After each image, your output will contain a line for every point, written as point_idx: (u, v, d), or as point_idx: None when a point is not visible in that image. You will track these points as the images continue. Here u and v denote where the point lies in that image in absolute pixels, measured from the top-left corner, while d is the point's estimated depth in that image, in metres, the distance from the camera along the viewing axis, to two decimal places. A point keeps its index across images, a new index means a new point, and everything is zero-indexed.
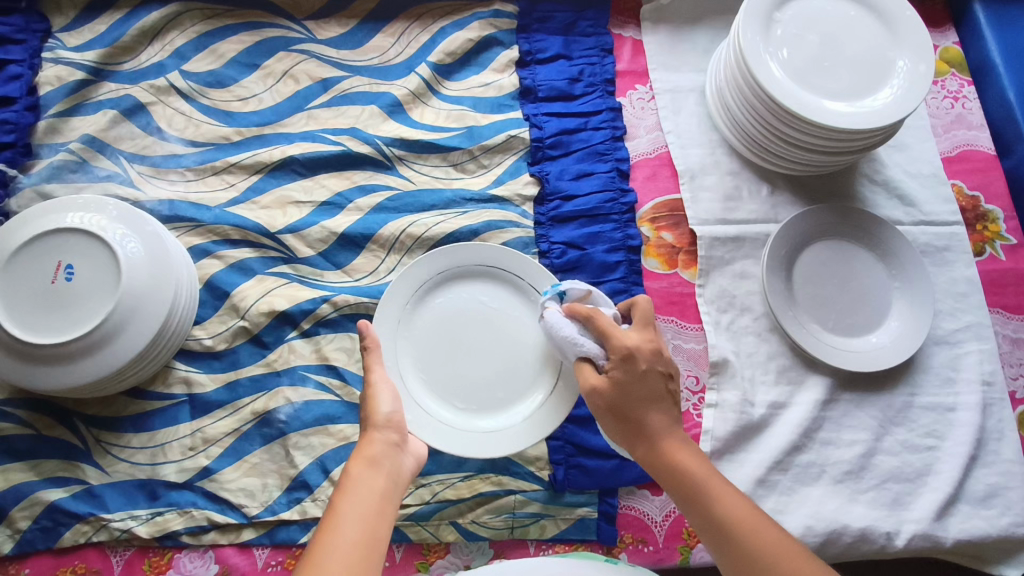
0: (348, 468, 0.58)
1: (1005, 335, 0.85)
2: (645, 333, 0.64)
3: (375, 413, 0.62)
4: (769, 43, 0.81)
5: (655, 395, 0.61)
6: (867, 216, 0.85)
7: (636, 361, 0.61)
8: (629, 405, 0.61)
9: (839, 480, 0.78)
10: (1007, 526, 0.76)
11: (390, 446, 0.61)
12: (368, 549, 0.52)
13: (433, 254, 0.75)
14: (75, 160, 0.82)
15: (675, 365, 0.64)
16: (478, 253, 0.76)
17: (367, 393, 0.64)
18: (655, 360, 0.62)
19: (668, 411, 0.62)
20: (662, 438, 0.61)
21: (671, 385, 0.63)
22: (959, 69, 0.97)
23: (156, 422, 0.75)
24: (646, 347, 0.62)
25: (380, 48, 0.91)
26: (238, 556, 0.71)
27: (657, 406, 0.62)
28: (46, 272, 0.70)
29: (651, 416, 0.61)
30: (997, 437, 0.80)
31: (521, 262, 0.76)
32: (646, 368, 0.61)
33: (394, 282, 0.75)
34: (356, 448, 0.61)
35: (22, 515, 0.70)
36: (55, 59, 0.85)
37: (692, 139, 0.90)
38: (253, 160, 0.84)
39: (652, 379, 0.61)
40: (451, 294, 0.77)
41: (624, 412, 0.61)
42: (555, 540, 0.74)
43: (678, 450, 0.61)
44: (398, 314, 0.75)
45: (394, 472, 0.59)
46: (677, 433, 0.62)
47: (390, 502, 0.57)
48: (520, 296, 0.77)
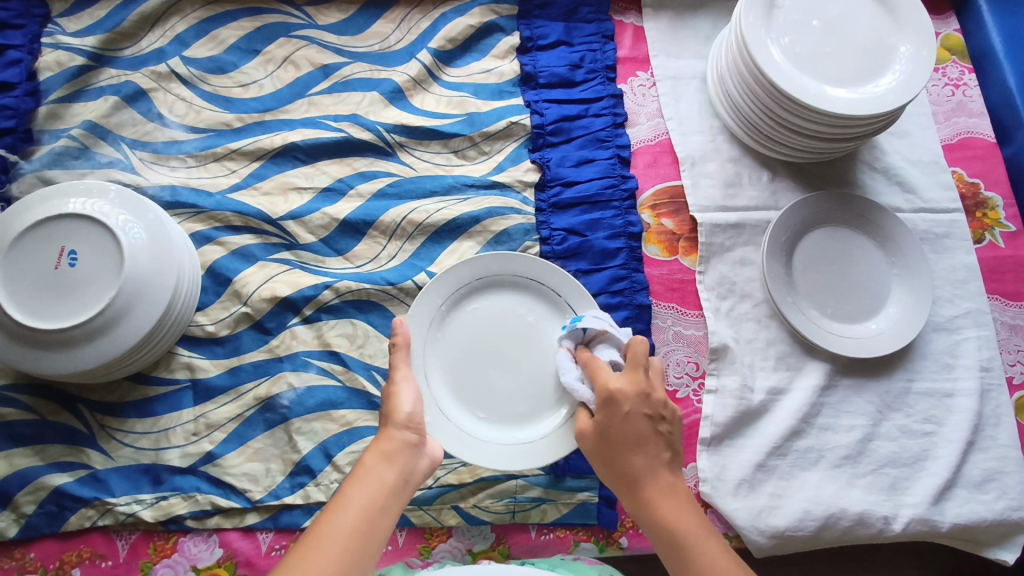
0: (363, 459, 0.59)
1: (1003, 322, 0.86)
2: (635, 374, 0.64)
3: (396, 409, 0.63)
4: (771, 30, 0.81)
5: (639, 440, 0.61)
6: (867, 203, 0.85)
7: (617, 405, 0.62)
8: (612, 451, 0.62)
9: (838, 465, 0.78)
10: (1003, 510, 0.77)
11: (407, 446, 0.61)
12: (363, 540, 0.54)
13: (473, 259, 0.76)
14: (76, 146, 0.82)
15: (667, 408, 0.63)
16: (517, 263, 0.77)
17: (390, 389, 0.65)
18: (638, 403, 0.62)
19: (655, 456, 0.62)
20: (649, 488, 0.60)
21: (659, 428, 0.62)
22: (960, 56, 0.97)
23: (160, 408, 0.75)
24: (629, 389, 0.63)
25: (380, 34, 0.90)
26: (242, 540, 0.72)
27: (642, 453, 0.61)
28: (49, 258, 0.70)
29: (637, 463, 0.61)
30: (994, 422, 0.81)
31: (561, 281, 0.76)
32: (626, 412, 0.62)
33: (431, 284, 0.75)
34: (374, 440, 0.61)
35: (27, 499, 0.71)
36: (54, 44, 0.85)
37: (693, 126, 0.90)
38: (254, 146, 0.84)
39: (634, 424, 0.62)
40: (487, 302, 0.77)
41: (609, 457, 0.62)
42: (555, 525, 0.75)
43: (666, 501, 0.60)
44: (431, 315, 0.75)
45: (407, 470, 0.60)
46: (666, 482, 0.61)
47: (396, 499, 0.58)
48: (556, 313, 0.77)
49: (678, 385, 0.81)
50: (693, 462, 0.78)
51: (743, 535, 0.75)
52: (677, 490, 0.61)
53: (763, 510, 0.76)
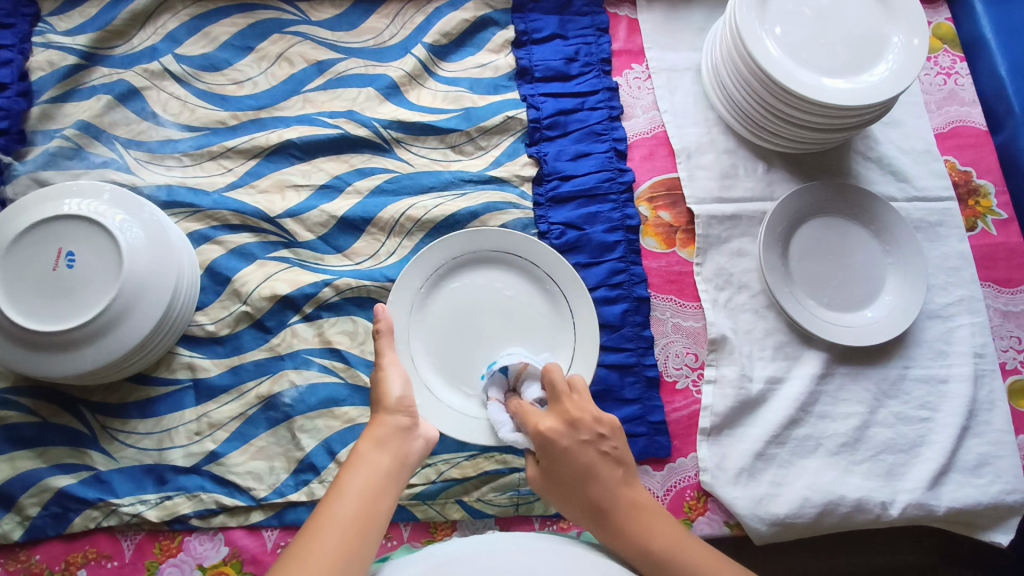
0: (357, 446, 0.60)
1: (996, 308, 0.87)
2: (559, 405, 0.68)
3: (386, 395, 0.64)
4: (764, 21, 0.81)
5: (586, 472, 0.64)
6: (861, 192, 0.86)
7: (552, 444, 0.65)
8: (565, 486, 0.65)
9: (835, 452, 0.79)
10: (997, 493, 0.79)
11: (400, 429, 0.62)
12: (368, 523, 0.54)
13: (448, 240, 0.78)
14: (70, 146, 0.82)
15: (601, 425, 0.66)
16: (493, 240, 0.79)
17: (377, 375, 0.65)
18: (571, 435, 0.65)
19: (609, 479, 0.64)
20: (614, 514, 0.63)
21: (601, 449, 0.65)
22: (952, 45, 0.98)
23: (162, 408, 0.75)
24: (560, 424, 0.66)
25: (374, 29, 0.90)
26: (247, 537, 0.72)
27: (596, 483, 0.63)
28: (47, 259, 0.70)
29: (595, 493, 0.63)
30: (988, 407, 0.82)
31: (537, 252, 0.78)
32: (564, 449, 0.64)
33: (409, 266, 0.77)
34: (366, 428, 0.62)
35: (31, 502, 0.71)
36: (45, 44, 0.84)
37: (689, 118, 0.90)
38: (250, 144, 0.84)
39: (575, 458, 0.64)
40: (466, 280, 0.79)
41: (565, 493, 0.65)
42: (559, 516, 0.76)
43: (634, 521, 0.62)
44: (411, 299, 0.77)
45: (402, 454, 0.61)
46: (628, 501, 0.63)
47: (393, 482, 0.58)
48: (535, 285, 0.79)
49: (677, 376, 0.81)
50: (693, 452, 0.79)
51: (744, 523, 0.76)
52: (641, 506, 0.63)
53: (762, 498, 0.77)
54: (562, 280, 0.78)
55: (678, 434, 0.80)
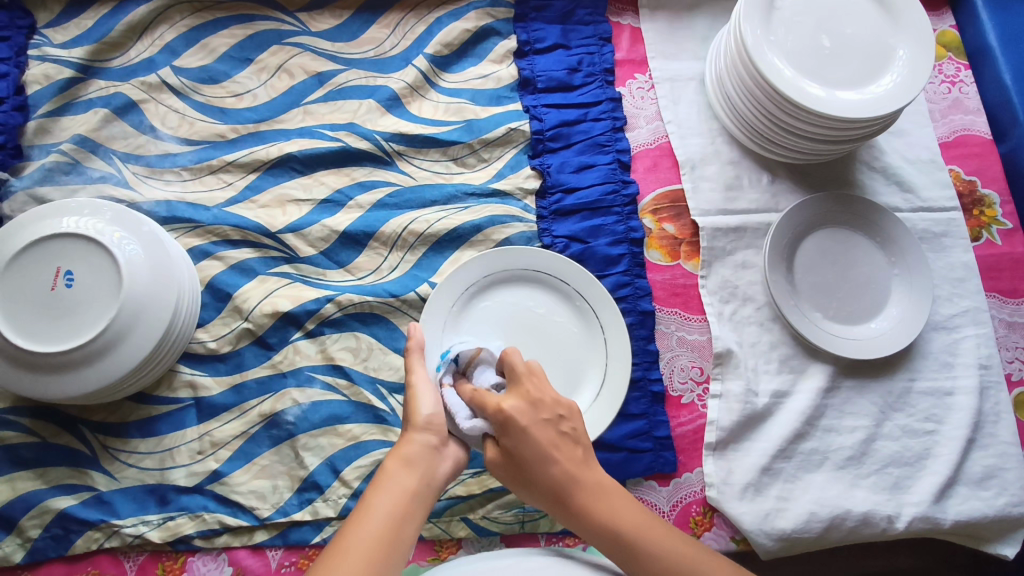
0: (384, 465, 0.58)
1: (1001, 319, 0.87)
2: (520, 387, 0.62)
3: (415, 413, 0.61)
4: (770, 32, 0.80)
5: (546, 455, 0.59)
6: (867, 203, 0.85)
7: (514, 427, 0.59)
8: (525, 469, 0.59)
9: (841, 466, 0.79)
10: (1004, 505, 0.79)
11: (429, 448, 0.60)
12: (388, 550, 0.53)
13: (481, 258, 0.77)
14: (67, 160, 0.81)
15: (561, 406, 0.61)
16: (524, 258, 0.78)
17: (409, 393, 0.63)
18: (532, 415, 0.60)
19: (569, 460, 0.59)
20: (578, 495, 0.59)
21: (561, 429, 0.60)
22: (956, 53, 0.97)
23: (163, 427, 0.75)
24: (521, 405, 0.60)
25: (374, 40, 0.89)
26: (251, 558, 0.72)
27: (557, 464, 0.59)
28: (46, 279, 0.69)
29: (557, 477, 0.59)
30: (994, 419, 0.82)
31: (566, 269, 0.78)
32: (525, 428, 0.59)
33: (441, 284, 0.76)
34: (395, 446, 0.60)
35: (31, 524, 0.70)
36: (40, 57, 0.83)
37: (693, 128, 0.89)
38: (250, 158, 0.83)
39: (536, 438, 0.59)
40: (496, 298, 0.79)
41: (523, 479, 0.60)
42: (565, 533, 0.75)
43: (598, 503, 0.58)
44: (445, 317, 0.76)
45: (430, 474, 0.59)
46: (592, 483, 0.59)
47: (418, 503, 0.57)
48: (567, 305, 0.79)
49: (683, 391, 0.81)
50: (699, 467, 0.79)
51: (750, 538, 0.76)
52: (605, 486, 0.60)
53: (769, 513, 0.76)
54: (592, 297, 0.77)
55: (684, 449, 0.79)
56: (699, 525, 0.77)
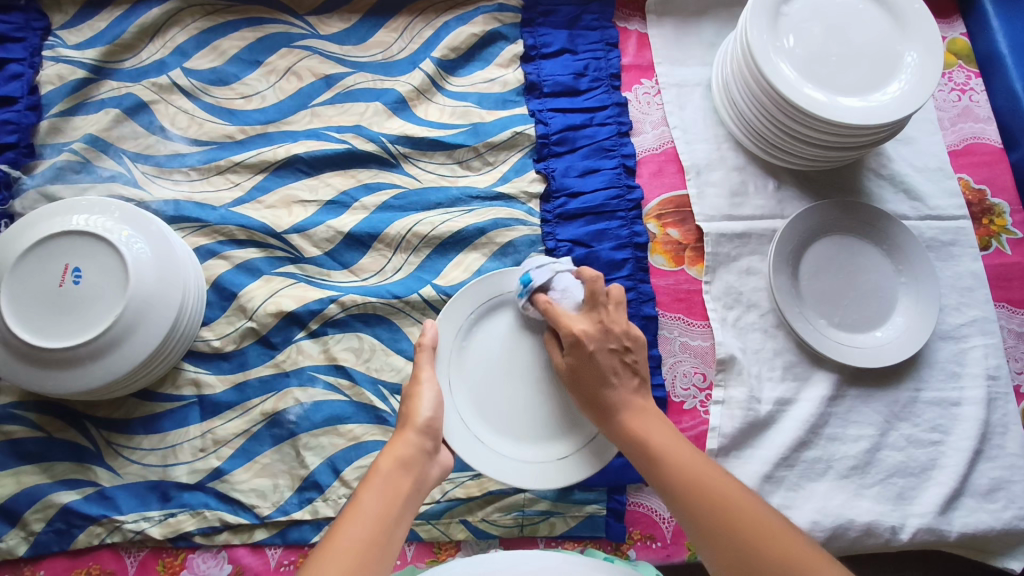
0: (377, 464, 0.59)
1: (1010, 329, 0.86)
2: (596, 313, 0.70)
3: (415, 414, 0.63)
4: (776, 40, 0.80)
5: (606, 375, 0.67)
6: (874, 211, 0.85)
7: (582, 346, 0.67)
8: (585, 385, 0.68)
9: (845, 475, 0.78)
10: (1011, 519, 0.77)
11: (422, 452, 0.62)
12: (381, 545, 0.53)
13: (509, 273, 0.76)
14: (78, 160, 0.82)
15: (628, 337, 0.69)
16: None
17: (411, 392, 0.66)
18: (601, 340, 0.68)
19: (626, 385, 0.67)
20: (621, 412, 0.66)
21: (623, 360, 0.68)
22: (966, 61, 0.96)
23: (167, 424, 0.75)
24: (594, 329, 0.69)
25: (383, 43, 0.90)
26: (250, 556, 0.72)
27: (612, 387, 0.67)
28: (53, 275, 0.70)
29: (608, 394, 0.67)
30: (1002, 430, 0.81)
31: None
32: (593, 353, 0.67)
33: (468, 287, 0.75)
34: (387, 446, 0.61)
35: (35, 518, 0.71)
36: (55, 57, 0.85)
37: (698, 134, 0.89)
38: (258, 159, 0.84)
39: (600, 362, 0.67)
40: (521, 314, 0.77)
41: (584, 391, 0.68)
42: (564, 538, 0.75)
43: (640, 420, 0.65)
44: (459, 326, 0.75)
45: (421, 478, 0.60)
46: (640, 407, 0.66)
47: (409, 506, 0.58)
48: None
49: (685, 397, 0.80)
50: None
51: None
52: (648, 412, 0.66)
53: None
54: None
55: None
56: None
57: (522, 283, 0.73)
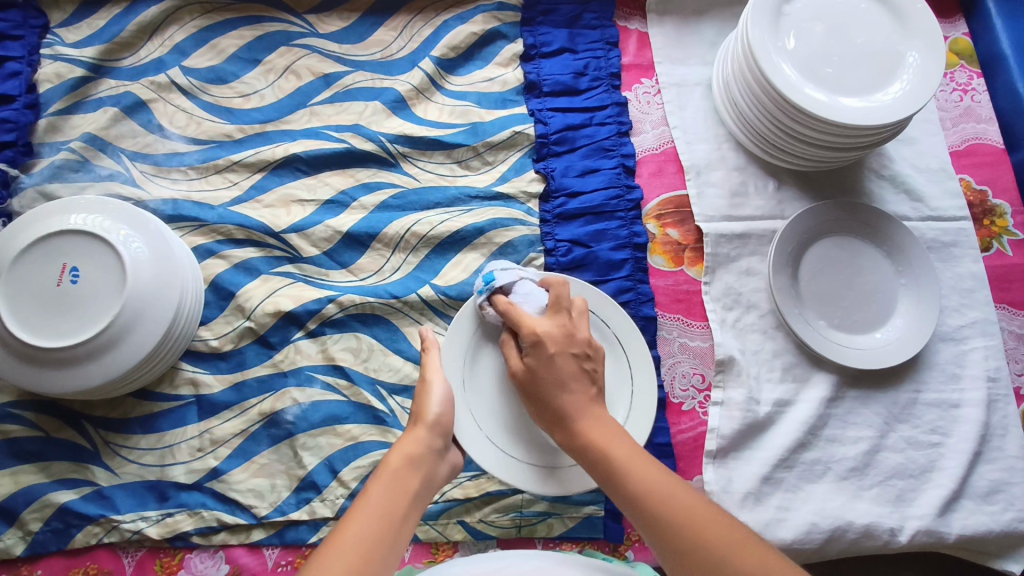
0: (387, 459, 0.59)
1: (1011, 331, 0.85)
2: (559, 315, 0.66)
3: (425, 411, 0.64)
4: (777, 40, 0.79)
5: (567, 380, 0.63)
6: (874, 212, 0.84)
7: (544, 346, 0.64)
8: (541, 387, 0.64)
9: (844, 477, 0.78)
10: (1010, 521, 0.77)
11: (432, 450, 0.62)
12: (390, 539, 0.53)
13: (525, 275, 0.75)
14: (76, 158, 0.82)
15: (590, 346, 0.66)
16: (570, 289, 0.76)
17: (422, 386, 0.67)
18: (563, 344, 0.64)
19: (584, 394, 0.63)
20: (580, 420, 0.62)
21: (583, 366, 0.65)
22: (968, 61, 0.96)
23: (164, 423, 0.75)
24: (557, 331, 0.65)
25: (382, 42, 0.90)
26: (248, 556, 0.72)
27: (570, 392, 0.63)
28: (51, 274, 0.69)
29: (563, 399, 0.63)
30: (1001, 433, 0.80)
31: (609, 309, 0.76)
32: (554, 355, 0.64)
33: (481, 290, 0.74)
34: (397, 441, 0.61)
35: (32, 517, 0.71)
36: (53, 55, 0.84)
37: (699, 134, 0.89)
38: (256, 158, 0.83)
39: (562, 365, 0.64)
40: None
41: (538, 398, 0.64)
42: (562, 539, 0.75)
43: (598, 427, 0.61)
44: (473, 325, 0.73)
45: (429, 476, 0.60)
46: (598, 415, 0.62)
47: (417, 504, 0.58)
48: (600, 342, 0.76)
49: (683, 398, 0.80)
50: (698, 475, 0.78)
51: None
52: (608, 420, 0.62)
53: (769, 523, 0.76)
54: (630, 345, 0.76)
55: (684, 456, 0.79)
56: None
57: (482, 282, 0.70)
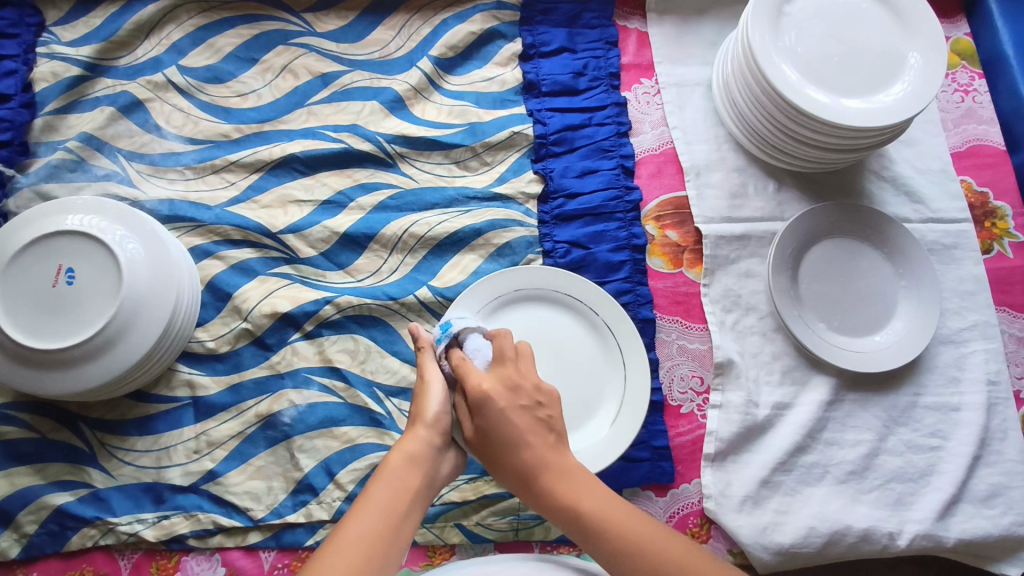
0: (387, 459, 0.57)
1: (1011, 334, 0.85)
2: (502, 369, 0.60)
3: (424, 410, 0.59)
4: (778, 40, 0.79)
5: (518, 436, 0.56)
6: (875, 214, 0.84)
7: (489, 406, 0.57)
8: (496, 450, 0.57)
9: (842, 480, 0.78)
10: (1009, 525, 0.77)
11: (433, 448, 0.58)
12: (385, 548, 0.52)
13: (513, 270, 0.77)
14: (72, 158, 0.81)
15: (542, 392, 0.59)
16: (557, 280, 0.78)
17: (419, 388, 0.61)
18: (511, 397, 0.57)
19: (543, 447, 0.57)
20: (545, 478, 0.56)
21: (537, 416, 0.58)
22: (970, 61, 0.95)
23: (161, 425, 0.75)
24: (502, 387, 0.58)
25: (380, 41, 0.89)
26: (244, 558, 0.72)
27: (531, 450, 0.56)
28: (47, 275, 0.69)
29: (526, 459, 0.56)
30: (1001, 436, 0.80)
31: (597, 297, 0.77)
32: (502, 410, 0.57)
33: (470, 290, 0.76)
34: (398, 440, 0.58)
35: (28, 519, 0.71)
36: (49, 54, 0.84)
37: (699, 135, 0.88)
38: (253, 158, 0.83)
39: (513, 421, 0.57)
40: (525, 313, 0.78)
41: (498, 461, 0.57)
42: (560, 542, 0.75)
43: (567, 484, 0.56)
44: (467, 322, 0.76)
45: (430, 475, 0.58)
46: (562, 466, 0.57)
47: (420, 502, 0.56)
48: (590, 330, 0.78)
49: (682, 400, 0.80)
50: (697, 478, 0.78)
51: (748, 552, 0.75)
52: (574, 472, 0.57)
53: (767, 526, 0.75)
54: (620, 332, 0.77)
55: (682, 459, 0.78)
56: (697, 534, 0.76)
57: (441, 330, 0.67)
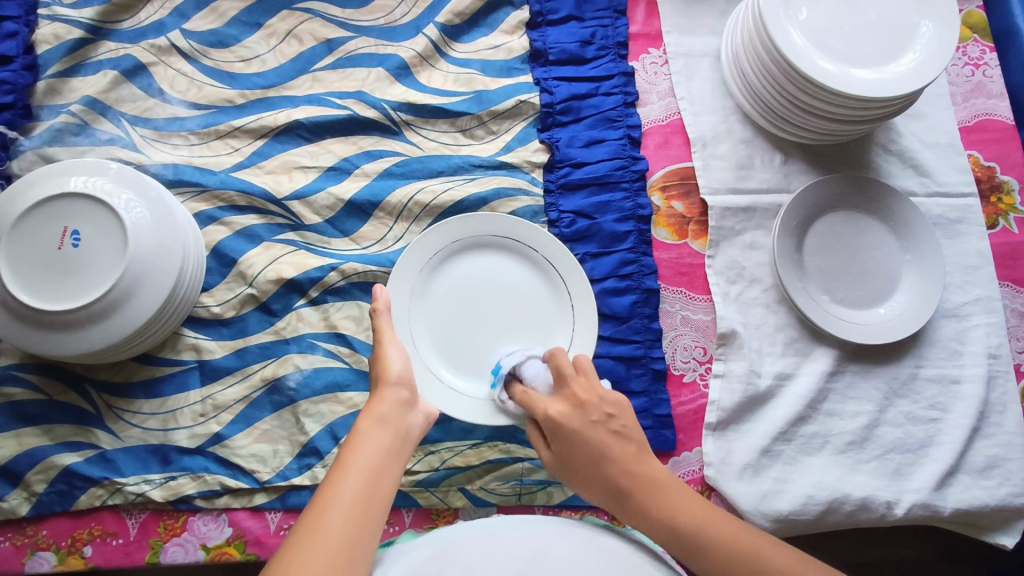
0: (357, 424, 0.58)
1: (1013, 308, 0.85)
2: (567, 389, 0.64)
3: (386, 370, 0.62)
4: (788, 8, 0.78)
5: (601, 455, 0.60)
6: (879, 185, 0.83)
7: (562, 432, 0.62)
8: (581, 473, 0.61)
9: (842, 450, 0.79)
10: (1006, 496, 0.78)
11: (401, 404, 0.60)
12: (370, 505, 0.52)
13: (448, 224, 0.76)
14: (75, 122, 0.81)
15: (610, 404, 0.63)
16: (494, 226, 0.77)
17: (378, 353, 0.64)
18: (581, 416, 0.62)
19: (626, 457, 0.60)
20: (637, 493, 0.59)
21: (612, 428, 0.62)
22: (982, 34, 0.93)
23: (167, 388, 0.75)
24: (569, 408, 0.63)
25: (384, 7, 0.88)
26: (250, 519, 0.73)
27: (616, 467, 0.60)
28: (52, 238, 0.69)
29: (615, 474, 0.59)
30: (1000, 409, 0.81)
31: (535, 236, 0.77)
32: (575, 433, 0.61)
33: (408, 251, 0.74)
34: (367, 404, 0.60)
35: (37, 479, 0.71)
36: (51, 16, 0.83)
37: (705, 106, 0.88)
38: (258, 124, 0.83)
39: (589, 441, 0.61)
40: (467, 263, 0.78)
41: (585, 479, 0.61)
42: (562, 507, 0.76)
43: (656, 498, 0.58)
44: (413, 281, 0.75)
45: (403, 430, 0.59)
46: (649, 478, 0.59)
47: (397, 458, 0.57)
48: (534, 268, 0.78)
49: (685, 369, 0.80)
50: (698, 446, 0.79)
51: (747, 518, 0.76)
52: (662, 482, 0.59)
53: (767, 494, 0.76)
54: (563, 265, 0.77)
55: (683, 429, 0.79)
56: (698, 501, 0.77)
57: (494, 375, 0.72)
